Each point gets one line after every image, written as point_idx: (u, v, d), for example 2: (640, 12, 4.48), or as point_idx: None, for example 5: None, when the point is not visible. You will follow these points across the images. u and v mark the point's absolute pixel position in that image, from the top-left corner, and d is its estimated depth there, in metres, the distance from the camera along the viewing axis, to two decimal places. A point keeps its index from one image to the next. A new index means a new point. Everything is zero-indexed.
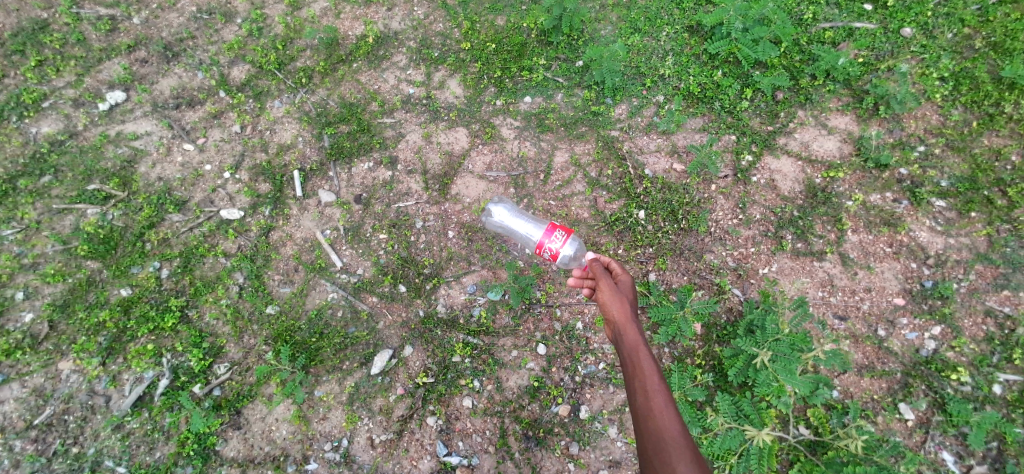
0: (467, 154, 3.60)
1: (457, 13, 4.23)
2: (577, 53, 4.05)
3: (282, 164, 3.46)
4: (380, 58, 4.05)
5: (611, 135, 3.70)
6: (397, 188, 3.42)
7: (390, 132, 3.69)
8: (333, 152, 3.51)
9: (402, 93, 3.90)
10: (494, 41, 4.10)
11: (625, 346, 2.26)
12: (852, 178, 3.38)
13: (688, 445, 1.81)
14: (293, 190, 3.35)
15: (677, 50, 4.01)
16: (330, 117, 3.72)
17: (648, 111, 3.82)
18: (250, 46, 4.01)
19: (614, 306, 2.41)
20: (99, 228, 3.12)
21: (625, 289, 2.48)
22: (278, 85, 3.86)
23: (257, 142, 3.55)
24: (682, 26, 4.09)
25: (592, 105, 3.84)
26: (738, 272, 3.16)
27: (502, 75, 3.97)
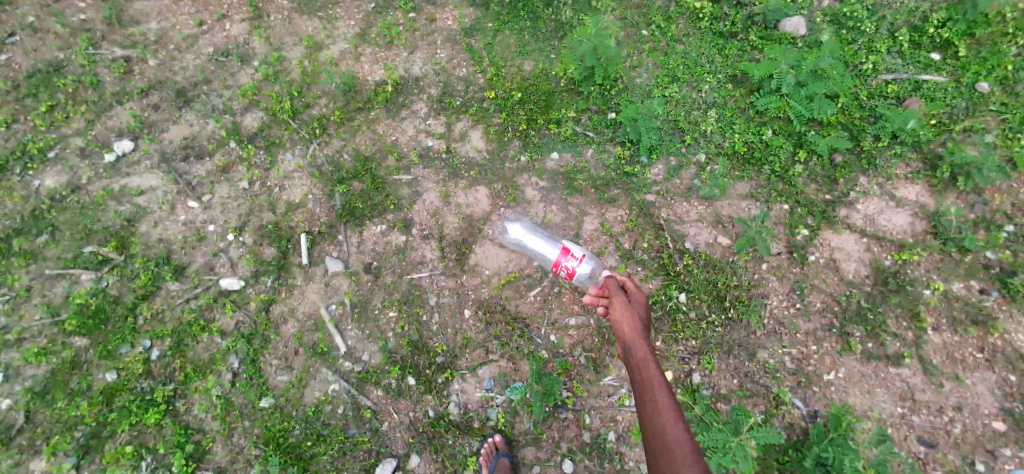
0: (488, 217, 3.27)
1: (482, 56, 4.01)
2: (610, 104, 3.71)
3: (289, 225, 3.18)
4: (399, 106, 3.77)
5: (647, 199, 3.35)
6: (409, 256, 3.11)
7: (406, 190, 3.40)
8: (344, 214, 3.21)
9: (421, 146, 3.61)
10: (520, 89, 3.80)
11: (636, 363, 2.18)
12: (929, 261, 2.98)
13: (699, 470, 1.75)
14: (298, 257, 3.08)
15: (721, 103, 3.64)
16: (342, 172, 3.42)
17: (687, 172, 3.44)
18: (265, 92, 3.77)
19: (624, 322, 2.33)
20: (88, 300, 2.86)
21: (639, 304, 2.41)
22: (291, 135, 3.59)
23: (264, 200, 3.27)
24: (725, 76, 3.74)
25: (626, 164, 3.49)
26: (800, 379, 2.76)
27: (528, 128, 3.65)
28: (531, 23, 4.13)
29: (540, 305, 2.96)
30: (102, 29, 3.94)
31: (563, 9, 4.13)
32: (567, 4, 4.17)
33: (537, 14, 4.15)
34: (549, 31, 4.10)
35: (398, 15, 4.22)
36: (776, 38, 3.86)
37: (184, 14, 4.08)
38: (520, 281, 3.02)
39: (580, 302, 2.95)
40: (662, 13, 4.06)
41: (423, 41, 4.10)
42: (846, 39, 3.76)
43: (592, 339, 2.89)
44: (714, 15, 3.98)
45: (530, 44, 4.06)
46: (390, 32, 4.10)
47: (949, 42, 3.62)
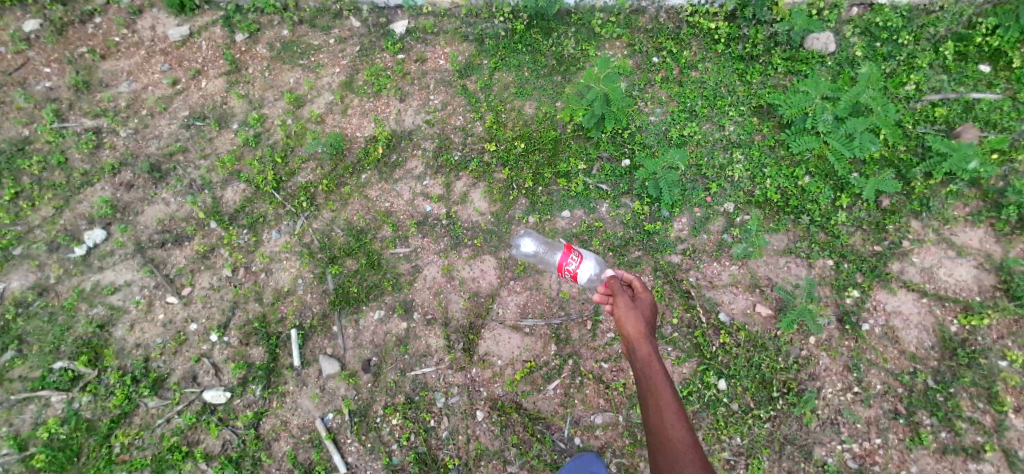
0: (496, 293, 2.94)
1: (479, 99, 3.68)
2: (623, 150, 3.36)
3: (278, 319, 2.89)
4: (392, 166, 3.45)
5: (672, 261, 2.99)
6: (412, 347, 2.80)
7: (404, 266, 3.07)
8: (337, 299, 2.93)
9: (418, 212, 3.29)
10: (522, 138, 3.45)
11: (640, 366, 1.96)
12: (1002, 324, 2.60)
13: None
14: (289, 357, 2.80)
15: (746, 141, 3.28)
16: (334, 250, 3.11)
17: (716, 225, 3.08)
18: (246, 159, 3.49)
19: (628, 323, 2.10)
20: (58, 429, 2.63)
21: (643, 303, 2.18)
22: (277, 209, 3.28)
23: (250, 289, 2.98)
24: (749, 107, 3.40)
25: (645, 221, 3.12)
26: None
27: (535, 183, 3.31)
28: (530, 57, 3.80)
29: (562, 402, 2.69)
30: (69, 99, 3.72)
31: (565, 41, 3.81)
32: (569, 35, 3.84)
33: (536, 46, 3.83)
34: (550, 65, 3.76)
35: (387, 57, 3.94)
36: (803, 57, 3.57)
37: (156, 73, 3.89)
38: (536, 372, 2.74)
39: (605, 394, 2.68)
40: (672, 36, 3.76)
41: (416, 85, 3.80)
42: (881, 54, 3.52)
43: (622, 441, 2.62)
44: (733, 35, 3.69)
45: (530, 82, 3.72)
46: (378, 79, 3.82)
47: (998, 50, 3.39)
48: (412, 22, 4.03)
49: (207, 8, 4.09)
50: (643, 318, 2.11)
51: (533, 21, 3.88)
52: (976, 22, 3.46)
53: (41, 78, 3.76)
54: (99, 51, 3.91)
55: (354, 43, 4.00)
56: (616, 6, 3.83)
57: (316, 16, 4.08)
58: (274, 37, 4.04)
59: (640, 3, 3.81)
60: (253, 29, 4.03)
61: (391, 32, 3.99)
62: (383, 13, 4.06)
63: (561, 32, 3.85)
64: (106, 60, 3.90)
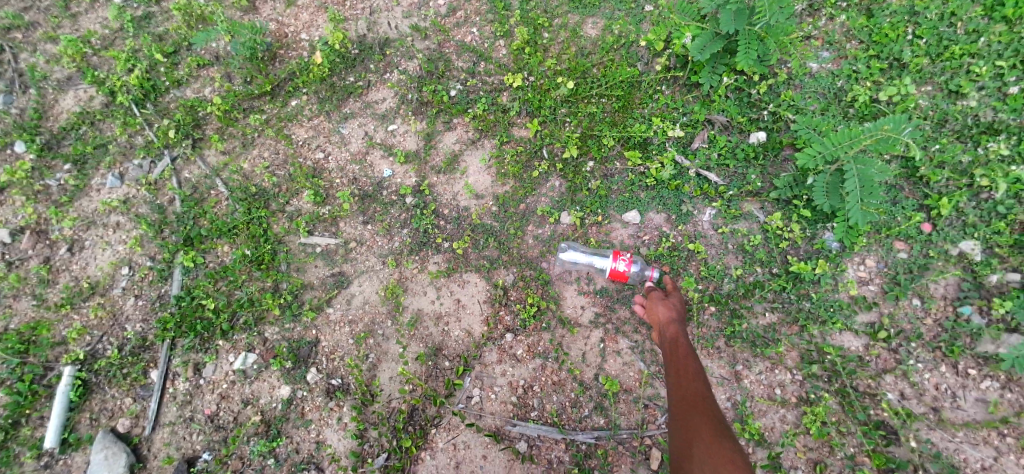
0: (475, 357, 1.55)
1: (510, 6, 2.14)
2: (755, 114, 1.80)
3: (52, 342, 1.52)
4: (344, 93, 2.02)
5: (847, 350, 1.47)
6: (287, 442, 1.46)
7: (320, 271, 1.67)
8: (171, 321, 1.54)
9: (371, 178, 1.85)
10: (572, 72, 1.94)
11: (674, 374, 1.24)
12: None
13: None
14: (46, 423, 1.44)
15: (1017, 126, 1.64)
16: (205, 223, 1.73)
17: (944, 287, 1.50)
18: (110, 51, 2.11)
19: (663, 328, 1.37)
20: None
21: (679, 306, 1.41)
22: (131, 138, 1.90)
23: (30, 273, 1.63)
24: (1020, 61, 1.70)
25: (791, 254, 1.59)
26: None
27: (583, 153, 1.81)
28: None
29: None
30: None
31: None
32: None
33: None
34: None
35: None
36: None
37: None
38: None
39: None
40: None
41: None
42: None
43: None
44: None
45: None
46: None
47: None
48: None
49: None
50: (677, 313, 1.39)
51: None
52: None
53: None
54: None
55: None
56: None
57: None
58: None
59: None
60: None
61: None
62: None
63: None
64: None
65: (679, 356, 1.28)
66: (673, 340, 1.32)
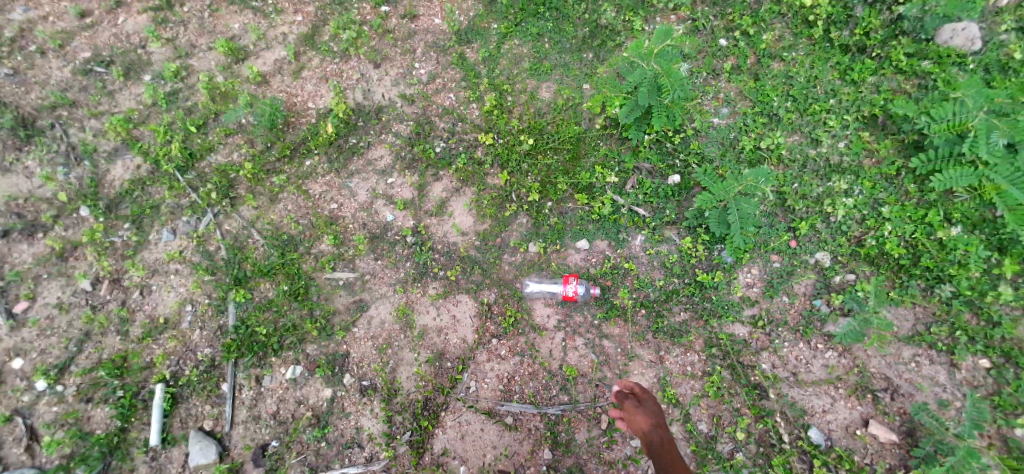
0: (469, 358, 2.03)
1: (479, 75, 2.69)
2: (672, 161, 2.37)
3: (140, 366, 1.94)
4: (348, 152, 2.48)
5: (736, 335, 2.03)
6: (333, 430, 1.90)
7: (342, 299, 2.12)
8: (234, 345, 1.98)
9: (376, 221, 2.32)
10: (533, 130, 2.46)
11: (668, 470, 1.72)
12: None
13: None
14: (147, 429, 1.86)
15: (852, 165, 2.27)
16: (246, 267, 2.17)
17: (803, 285, 2.10)
18: (150, 125, 2.54)
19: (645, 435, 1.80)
20: None
21: (651, 407, 1.85)
22: (176, 199, 2.32)
23: (111, 315, 2.04)
24: (857, 116, 2.36)
25: (698, 267, 2.15)
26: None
27: (542, 196, 2.33)
28: (555, 25, 2.75)
29: None
30: None
31: (604, 5, 2.76)
32: None
33: (564, 6, 2.77)
34: (579, 37, 2.73)
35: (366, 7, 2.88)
36: (938, 54, 2.47)
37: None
38: None
39: None
40: (749, 13, 2.69)
41: (398, 48, 2.80)
42: None
43: None
44: (835, 18, 2.62)
45: (550, 58, 2.71)
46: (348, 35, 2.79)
47: None
48: None
49: None
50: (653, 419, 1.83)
51: None
52: None
53: None
54: None
55: None
56: None
57: None
58: None
59: None
60: None
61: None
62: None
63: None
64: None
65: (671, 461, 1.75)
66: (661, 444, 1.77)
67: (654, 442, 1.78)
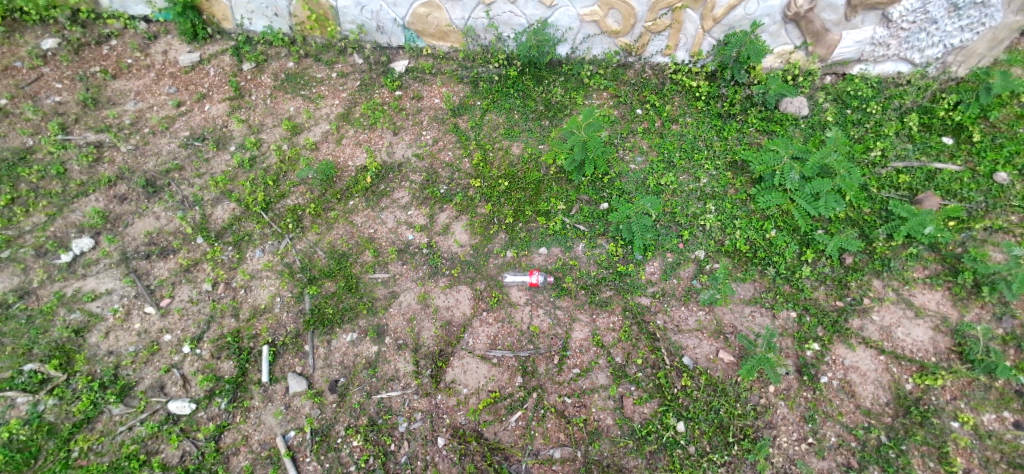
0: (468, 324, 3.02)
1: (468, 138, 3.85)
2: (602, 194, 3.51)
3: (251, 335, 2.96)
4: (380, 194, 3.57)
5: (641, 303, 3.06)
6: (381, 370, 2.87)
7: (381, 291, 3.14)
8: (312, 321, 2.99)
9: (400, 239, 3.37)
10: (508, 176, 3.61)
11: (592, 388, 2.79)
12: (956, 386, 2.68)
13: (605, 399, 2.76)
14: (258, 372, 2.86)
15: (720, 193, 3.43)
16: (314, 271, 3.20)
17: (686, 271, 3.18)
18: (238, 180, 3.59)
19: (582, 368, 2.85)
20: (19, 430, 2.59)
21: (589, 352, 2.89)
22: (263, 229, 3.38)
23: (227, 305, 3.07)
24: (724, 162, 3.57)
25: (618, 262, 3.21)
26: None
27: (515, 219, 3.42)
28: (521, 104, 3.99)
29: (522, 433, 2.70)
30: (76, 113, 3.87)
31: (555, 89, 4.04)
32: (558, 83, 4.08)
33: (527, 92, 4.04)
34: (539, 110, 3.95)
35: (384, 93, 4.13)
36: (778, 118, 3.72)
37: (162, 95, 4.06)
38: (499, 402, 2.78)
39: (566, 429, 2.69)
40: (656, 91, 4.00)
41: (409, 121, 3.97)
42: (852, 120, 3.68)
43: None
44: (712, 95, 3.88)
45: (519, 125, 3.89)
46: (374, 113, 3.99)
47: (960, 125, 3.56)
48: (411, 62, 4.28)
49: (219, 38, 4.37)
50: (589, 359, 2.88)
51: (526, 68, 4.12)
52: (940, 98, 3.67)
53: (53, 92, 3.94)
54: (111, 71, 4.12)
55: (354, 78, 4.20)
56: (605, 60, 4.09)
57: (321, 52, 4.32)
58: (279, 68, 4.24)
59: (627, 58, 4.10)
60: (260, 59, 4.25)
61: (391, 70, 4.23)
62: (384, 53, 4.32)
63: (551, 81, 4.09)
64: (117, 80, 4.11)
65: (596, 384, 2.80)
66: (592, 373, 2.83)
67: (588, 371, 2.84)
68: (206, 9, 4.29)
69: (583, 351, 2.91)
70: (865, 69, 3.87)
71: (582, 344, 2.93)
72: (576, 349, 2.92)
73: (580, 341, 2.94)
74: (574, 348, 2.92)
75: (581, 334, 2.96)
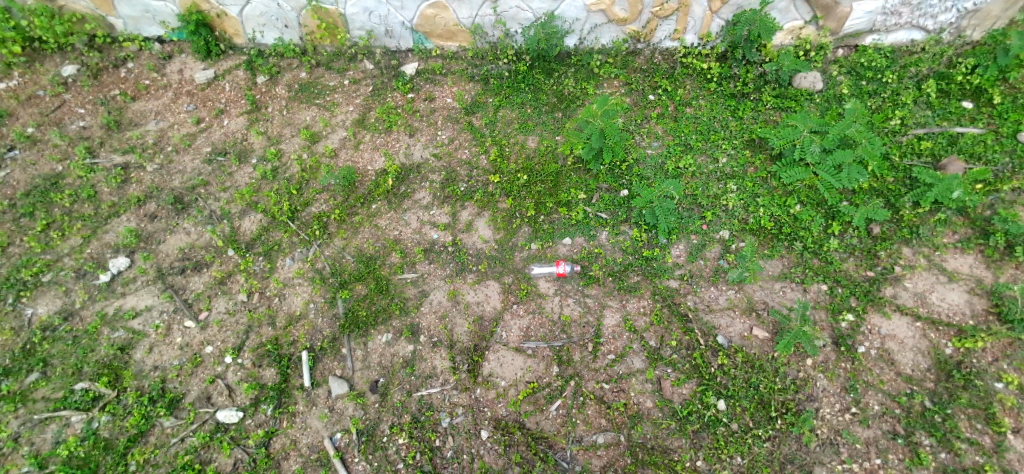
0: (499, 317, 3.06)
1: (483, 134, 3.86)
2: (621, 181, 3.51)
3: (290, 342, 3.05)
4: (401, 196, 3.60)
5: (670, 286, 3.07)
6: (419, 368, 2.93)
7: (411, 290, 3.19)
8: (347, 324, 3.06)
9: (425, 239, 3.40)
10: (526, 170, 3.62)
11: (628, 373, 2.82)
12: (996, 347, 2.67)
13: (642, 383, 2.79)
14: (300, 378, 2.95)
15: (740, 173, 3.42)
16: (344, 275, 3.25)
17: (712, 252, 3.18)
18: (263, 192, 3.65)
19: (616, 353, 2.89)
20: (78, 446, 2.73)
21: (621, 337, 2.92)
22: (291, 238, 3.44)
23: (264, 314, 3.15)
24: (741, 141, 3.56)
25: (644, 247, 3.22)
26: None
27: (537, 212, 3.43)
28: (533, 98, 4.00)
29: (563, 421, 2.74)
30: (101, 137, 3.96)
31: (566, 80, 4.05)
32: (569, 75, 4.08)
33: (538, 86, 4.06)
34: (551, 103, 3.97)
35: (397, 96, 4.17)
36: (793, 94, 3.69)
37: (182, 113, 4.14)
38: (538, 392, 2.82)
39: (606, 414, 2.73)
40: (667, 76, 3.99)
41: (424, 122, 4.00)
42: (867, 91, 3.64)
43: (623, 460, 2.62)
44: (724, 75, 3.86)
45: (533, 119, 3.91)
46: (389, 116, 4.02)
47: (978, 89, 3.51)
48: (421, 64, 4.31)
49: (232, 54, 4.44)
50: (623, 344, 2.90)
51: (535, 62, 4.13)
52: (957, 62, 3.61)
53: (76, 117, 4.04)
54: (131, 93, 4.21)
55: (366, 84, 4.25)
56: (614, 48, 4.09)
57: (333, 59, 4.37)
58: (292, 80, 4.30)
59: (636, 45, 4.09)
60: (273, 72, 4.31)
61: (402, 73, 4.26)
62: (394, 56, 4.37)
63: (562, 72, 4.10)
64: (136, 102, 4.19)
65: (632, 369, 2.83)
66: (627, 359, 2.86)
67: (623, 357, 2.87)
68: (217, 26, 4.35)
69: (617, 337, 2.93)
70: (877, 40, 3.80)
71: (615, 331, 2.95)
72: (609, 336, 2.94)
73: (613, 328, 2.96)
74: (608, 335, 2.94)
75: (613, 320, 2.98)
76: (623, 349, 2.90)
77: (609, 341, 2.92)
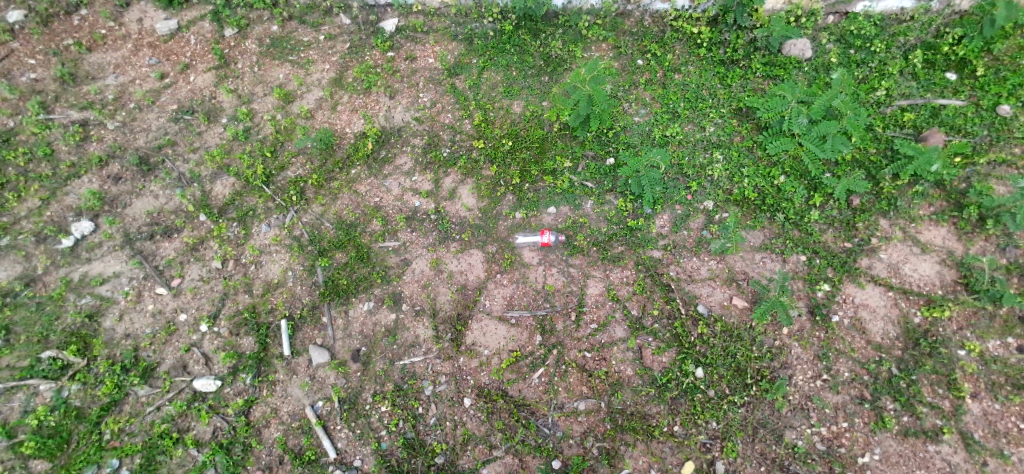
0: (483, 286, 3.04)
1: (467, 98, 3.71)
2: (608, 149, 3.44)
3: (268, 310, 2.98)
4: (382, 161, 3.48)
5: (653, 256, 3.08)
6: (401, 337, 2.91)
7: (393, 259, 3.13)
8: (327, 292, 3.00)
9: (407, 206, 3.31)
10: (511, 135, 3.51)
11: (608, 343, 2.86)
12: (962, 316, 2.77)
13: (620, 353, 2.84)
14: (280, 346, 2.91)
15: (726, 142, 3.39)
16: (323, 243, 3.16)
17: (696, 222, 3.18)
18: (235, 154, 3.48)
19: (597, 323, 2.91)
20: (48, 416, 2.67)
21: (604, 308, 2.95)
22: (267, 203, 3.31)
23: (240, 281, 3.07)
24: (729, 110, 3.50)
25: (628, 217, 3.19)
26: (833, 463, 2.55)
27: (521, 180, 3.36)
28: (519, 59, 3.84)
29: (545, 389, 2.79)
30: (54, 91, 3.68)
31: (553, 42, 3.87)
32: (556, 36, 3.91)
33: (525, 47, 3.89)
34: (537, 66, 3.82)
35: (376, 55, 3.95)
36: (781, 62, 3.61)
37: (143, 67, 3.86)
38: (521, 361, 2.85)
39: (588, 382, 2.78)
40: (657, 40, 3.84)
41: (405, 83, 3.81)
42: (855, 60, 3.58)
43: (603, 426, 2.70)
44: (714, 40, 3.74)
45: (518, 82, 3.76)
46: (368, 77, 3.82)
47: (963, 59, 3.46)
48: (401, 20, 4.07)
49: (196, 3, 4.10)
50: (604, 314, 2.94)
51: (521, 22, 3.95)
52: (943, 32, 3.55)
53: (26, 69, 3.73)
54: (86, 44, 3.89)
55: (343, 41, 4.01)
56: (603, 9, 3.91)
57: (306, 13, 4.09)
58: (263, 34, 4.03)
59: (626, 6, 3.92)
60: (242, 24, 4.02)
61: (380, 30, 4.02)
62: (372, 11, 4.09)
63: (549, 34, 3.92)
64: (93, 53, 3.89)
65: (611, 341, 2.86)
66: (608, 329, 2.90)
67: (604, 327, 2.89)
68: None
69: (598, 307, 2.95)
70: (868, 6, 3.68)
71: (598, 301, 2.97)
72: (592, 307, 2.95)
73: (596, 297, 2.98)
74: (591, 306, 2.96)
75: (597, 291, 2.99)
76: (604, 318, 2.92)
77: (592, 310, 2.95)
